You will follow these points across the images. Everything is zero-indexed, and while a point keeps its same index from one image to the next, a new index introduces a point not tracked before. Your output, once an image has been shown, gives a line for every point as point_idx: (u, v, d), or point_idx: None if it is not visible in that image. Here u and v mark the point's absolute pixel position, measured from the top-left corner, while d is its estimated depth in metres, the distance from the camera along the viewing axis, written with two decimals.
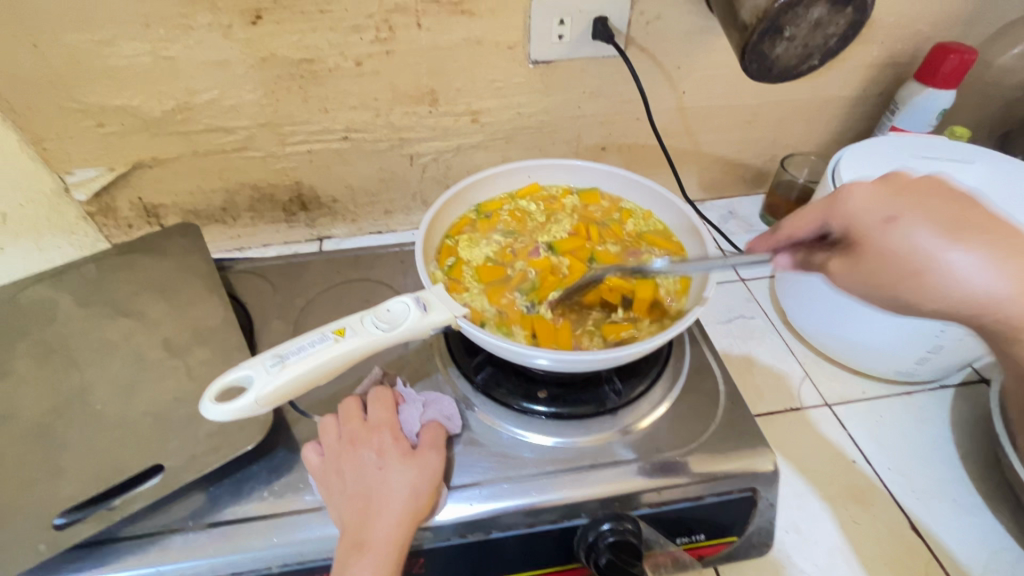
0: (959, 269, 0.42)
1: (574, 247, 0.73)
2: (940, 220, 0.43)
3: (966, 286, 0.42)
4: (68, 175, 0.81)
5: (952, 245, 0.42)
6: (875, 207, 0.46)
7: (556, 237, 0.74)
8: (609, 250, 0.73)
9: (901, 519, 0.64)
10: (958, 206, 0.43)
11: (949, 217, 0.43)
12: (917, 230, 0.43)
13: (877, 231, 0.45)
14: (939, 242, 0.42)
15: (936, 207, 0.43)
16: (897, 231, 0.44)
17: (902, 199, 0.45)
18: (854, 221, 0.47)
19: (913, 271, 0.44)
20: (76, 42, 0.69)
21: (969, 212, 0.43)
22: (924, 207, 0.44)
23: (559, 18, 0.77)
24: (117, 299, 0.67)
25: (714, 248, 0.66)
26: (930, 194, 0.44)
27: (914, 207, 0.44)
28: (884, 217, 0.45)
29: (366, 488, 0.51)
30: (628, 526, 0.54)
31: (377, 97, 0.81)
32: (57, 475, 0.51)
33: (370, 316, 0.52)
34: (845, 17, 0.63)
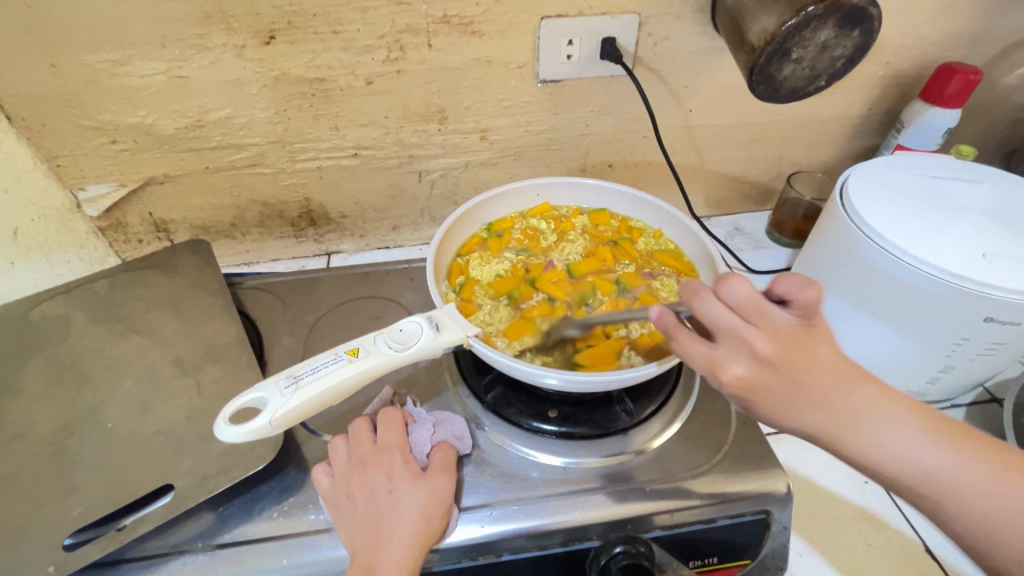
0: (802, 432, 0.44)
1: (590, 268, 0.73)
2: (786, 399, 0.43)
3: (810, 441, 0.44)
4: (81, 191, 0.81)
5: (803, 419, 0.43)
6: (736, 379, 0.44)
7: (571, 257, 0.74)
8: (626, 271, 0.73)
9: (915, 541, 0.63)
10: (811, 375, 0.42)
11: (795, 392, 0.42)
12: (766, 407, 0.44)
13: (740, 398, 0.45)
14: (705, 379, 0.45)
15: (695, 341, 0.45)
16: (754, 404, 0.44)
17: (767, 380, 0.43)
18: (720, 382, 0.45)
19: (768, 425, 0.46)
20: (92, 62, 0.70)
21: (816, 385, 0.42)
22: (689, 338, 0.45)
23: (568, 39, 0.78)
24: (129, 316, 0.67)
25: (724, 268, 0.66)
26: (795, 369, 0.42)
27: (770, 383, 0.43)
28: (742, 392, 0.44)
29: (376, 512, 0.50)
30: (642, 549, 0.53)
31: (387, 114, 0.82)
32: (69, 495, 0.51)
33: (383, 336, 0.52)
34: (852, 40, 0.64)
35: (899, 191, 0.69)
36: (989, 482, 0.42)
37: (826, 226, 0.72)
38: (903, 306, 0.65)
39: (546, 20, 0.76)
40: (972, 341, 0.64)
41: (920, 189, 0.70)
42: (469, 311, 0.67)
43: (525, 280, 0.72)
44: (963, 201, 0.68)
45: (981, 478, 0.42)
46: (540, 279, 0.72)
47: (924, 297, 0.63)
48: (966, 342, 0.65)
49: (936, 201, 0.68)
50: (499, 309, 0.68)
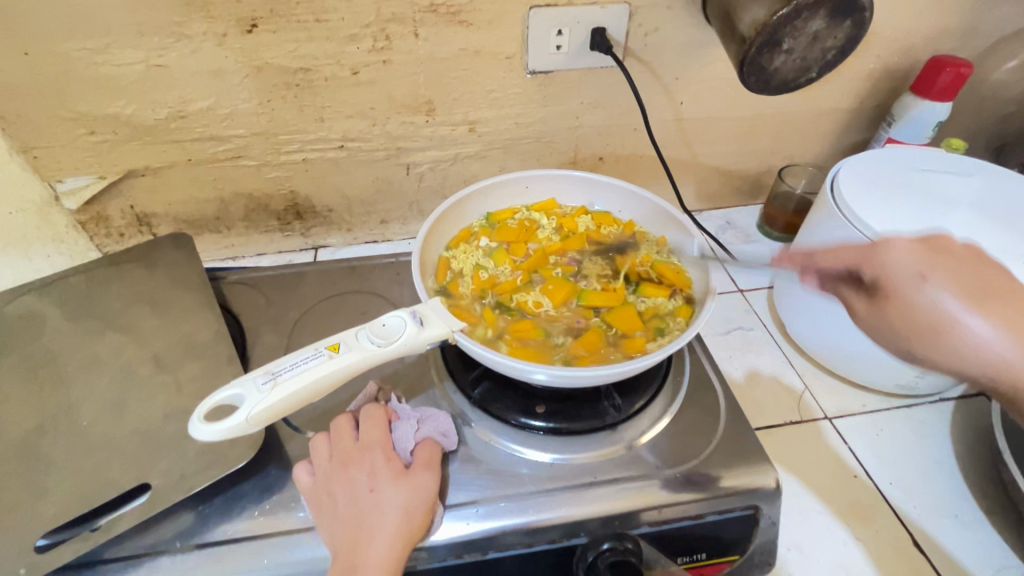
0: (977, 333, 0.45)
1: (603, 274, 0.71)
2: (972, 288, 0.45)
3: (982, 353, 0.46)
4: (59, 184, 0.79)
5: (976, 315, 0.45)
6: (917, 262, 0.47)
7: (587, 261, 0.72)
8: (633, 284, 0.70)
9: (903, 535, 0.63)
10: (984, 272, 0.46)
11: (979, 286, 0.45)
12: (948, 297, 0.45)
13: (909, 286, 0.47)
14: (958, 311, 0.45)
15: (966, 276, 0.46)
16: (925, 289, 0.46)
17: (937, 262, 0.47)
18: (888, 276, 0.48)
19: (937, 327, 0.47)
20: (67, 50, 0.68)
21: (1001, 285, 0.46)
22: (939, 264, 0.47)
23: (557, 29, 0.77)
24: (107, 312, 0.66)
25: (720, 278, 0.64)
26: (968, 265, 0.46)
27: (951, 271, 0.46)
28: (919, 272, 0.47)
29: (358, 511, 0.49)
30: (629, 546, 0.52)
31: (373, 106, 0.80)
32: (42, 496, 0.50)
33: (365, 331, 0.51)
34: (844, 30, 0.64)
35: (889, 185, 0.69)
36: None
37: (817, 220, 0.72)
38: None
39: (535, 10, 0.75)
40: None
41: (911, 182, 0.69)
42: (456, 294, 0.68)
43: (530, 273, 0.71)
44: (954, 194, 0.68)
45: None
46: (548, 275, 0.71)
47: None
48: None
49: (926, 194, 0.68)
50: (487, 297, 0.68)
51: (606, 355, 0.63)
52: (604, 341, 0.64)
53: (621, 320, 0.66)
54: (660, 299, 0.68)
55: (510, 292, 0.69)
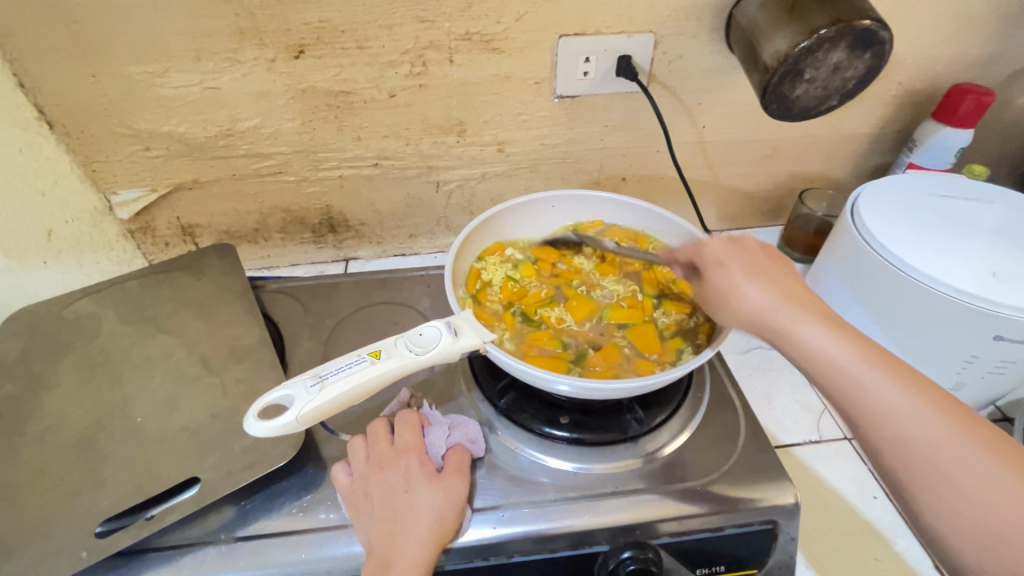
0: (753, 298, 0.55)
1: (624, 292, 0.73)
2: (748, 267, 0.57)
3: (756, 312, 0.55)
4: (114, 196, 0.85)
5: (750, 283, 0.56)
6: (721, 251, 0.60)
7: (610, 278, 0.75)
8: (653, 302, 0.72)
9: (925, 559, 0.63)
10: (768, 264, 0.58)
11: (754, 266, 0.58)
12: (732, 270, 0.58)
13: (711, 266, 0.59)
14: (740, 280, 0.57)
15: (751, 262, 0.58)
16: (720, 269, 0.59)
17: (737, 252, 0.59)
18: (704, 260, 0.61)
19: (725, 295, 0.57)
20: (131, 74, 0.74)
21: (770, 266, 0.58)
22: (745, 259, 0.59)
23: (585, 56, 0.81)
24: (159, 316, 0.70)
25: None
26: (756, 255, 0.59)
27: (740, 259, 0.59)
28: (718, 258, 0.59)
29: (393, 510, 0.52)
30: (650, 555, 0.54)
31: (407, 127, 0.85)
32: (100, 485, 0.53)
33: (404, 340, 0.54)
34: (864, 61, 0.66)
35: (910, 209, 0.70)
36: (942, 431, 0.45)
37: (837, 242, 0.73)
38: (904, 316, 0.67)
39: (564, 38, 0.79)
40: (982, 359, 0.65)
41: (932, 207, 0.71)
42: (485, 304, 0.71)
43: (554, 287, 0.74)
44: (976, 219, 0.69)
45: (938, 422, 0.45)
46: (571, 290, 0.74)
47: (925, 306, 0.64)
48: (975, 360, 0.65)
49: (948, 219, 0.69)
50: (513, 308, 0.71)
51: (629, 368, 0.65)
52: (626, 356, 0.67)
53: (642, 336, 0.68)
54: (682, 316, 0.71)
55: (535, 305, 0.71)
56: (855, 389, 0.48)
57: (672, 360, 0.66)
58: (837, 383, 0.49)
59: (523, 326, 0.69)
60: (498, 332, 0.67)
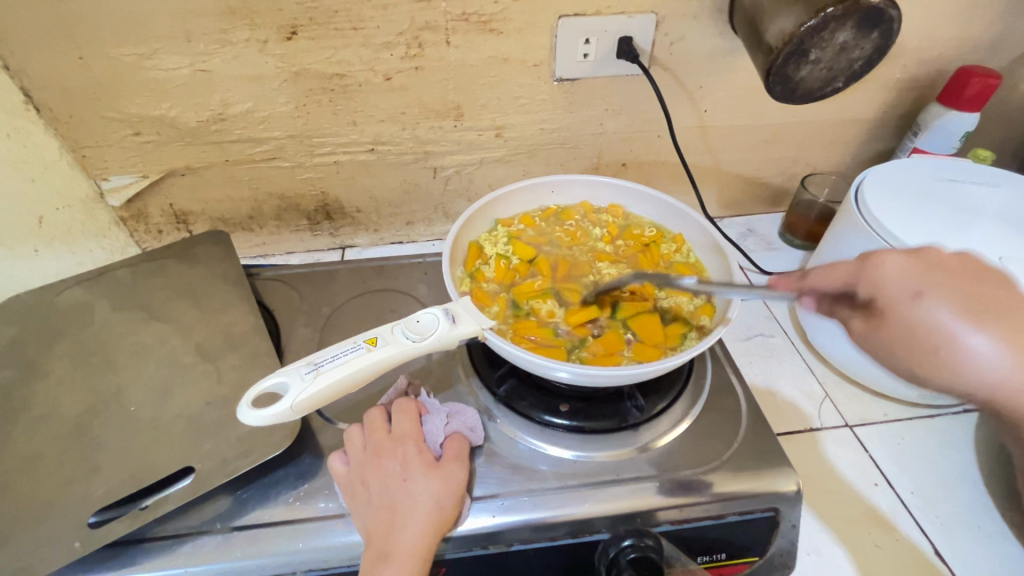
0: (978, 355, 0.41)
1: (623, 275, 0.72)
2: (964, 303, 0.42)
3: (985, 372, 0.41)
4: (104, 181, 0.83)
5: (979, 333, 0.41)
6: (913, 280, 0.43)
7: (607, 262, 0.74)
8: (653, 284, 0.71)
9: (925, 545, 0.63)
10: (977, 284, 0.43)
11: (975, 302, 0.42)
12: (945, 312, 0.42)
13: (904, 305, 0.43)
14: (957, 328, 0.41)
15: (960, 291, 0.42)
16: (922, 308, 0.42)
17: (930, 274, 0.43)
18: (883, 294, 0.44)
19: (929, 350, 0.43)
20: (119, 55, 0.72)
21: (990, 296, 0.42)
22: (948, 291, 0.42)
23: (585, 38, 0.79)
24: (151, 303, 0.69)
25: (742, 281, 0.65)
26: (962, 277, 0.43)
27: (946, 286, 0.43)
28: (913, 293, 0.43)
29: (390, 499, 0.51)
30: (649, 543, 0.53)
31: (403, 111, 0.83)
32: (93, 474, 0.53)
33: (400, 327, 0.53)
34: (870, 41, 0.64)
35: (914, 194, 0.69)
36: None
37: (840, 227, 0.72)
38: None
39: (563, 19, 0.77)
40: None
41: (936, 192, 0.70)
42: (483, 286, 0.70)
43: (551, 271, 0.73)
44: (981, 204, 0.68)
45: None
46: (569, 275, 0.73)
47: None
48: None
49: (953, 204, 0.68)
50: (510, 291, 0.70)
51: (629, 354, 0.64)
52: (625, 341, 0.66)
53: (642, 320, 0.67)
54: (681, 299, 0.69)
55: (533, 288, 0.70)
56: None
57: (670, 344, 0.65)
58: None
59: (521, 309, 0.68)
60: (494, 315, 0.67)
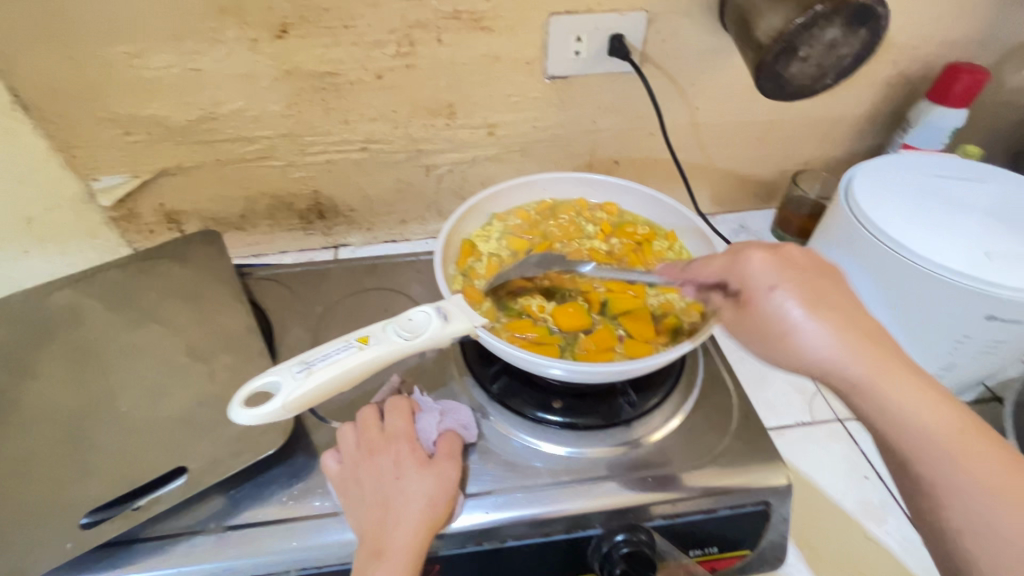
0: (812, 338, 0.47)
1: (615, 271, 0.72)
2: (806, 295, 0.49)
3: (817, 354, 0.47)
4: (94, 182, 0.82)
5: (813, 318, 0.48)
6: (769, 273, 0.50)
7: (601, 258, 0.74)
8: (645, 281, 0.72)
9: (914, 537, 0.64)
10: (823, 283, 0.50)
11: (816, 296, 0.49)
12: (788, 300, 0.49)
13: (761, 294, 0.50)
14: (800, 315, 0.48)
15: (806, 286, 0.49)
16: (772, 297, 0.49)
17: (783, 271, 0.50)
18: (745, 284, 0.51)
19: (779, 332, 0.49)
20: (107, 54, 0.71)
21: (832, 293, 0.49)
22: (796, 284, 0.49)
23: (576, 35, 0.79)
24: (143, 304, 0.68)
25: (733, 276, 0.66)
26: (810, 273, 0.50)
27: (794, 281, 0.50)
28: (766, 282, 0.50)
29: (383, 497, 0.51)
30: (643, 538, 0.55)
31: (395, 109, 0.83)
32: (85, 475, 0.52)
33: (392, 325, 0.53)
34: (860, 38, 0.65)
35: (903, 190, 0.70)
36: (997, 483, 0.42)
37: (830, 223, 0.73)
38: (896, 296, 0.67)
39: (555, 17, 0.77)
40: (972, 338, 0.65)
41: (925, 187, 0.70)
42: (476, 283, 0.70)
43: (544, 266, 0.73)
44: (969, 199, 0.69)
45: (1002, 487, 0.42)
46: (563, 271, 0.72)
47: (917, 286, 0.64)
48: (967, 340, 0.65)
49: (941, 199, 0.68)
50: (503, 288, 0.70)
51: (621, 350, 0.65)
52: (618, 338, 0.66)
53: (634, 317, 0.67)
54: (673, 296, 0.70)
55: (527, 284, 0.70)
56: (922, 441, 0.44)
57: (662, 340, 0.66)
58: (919, 442, 0.45)
59: (514, 306, 0.69)
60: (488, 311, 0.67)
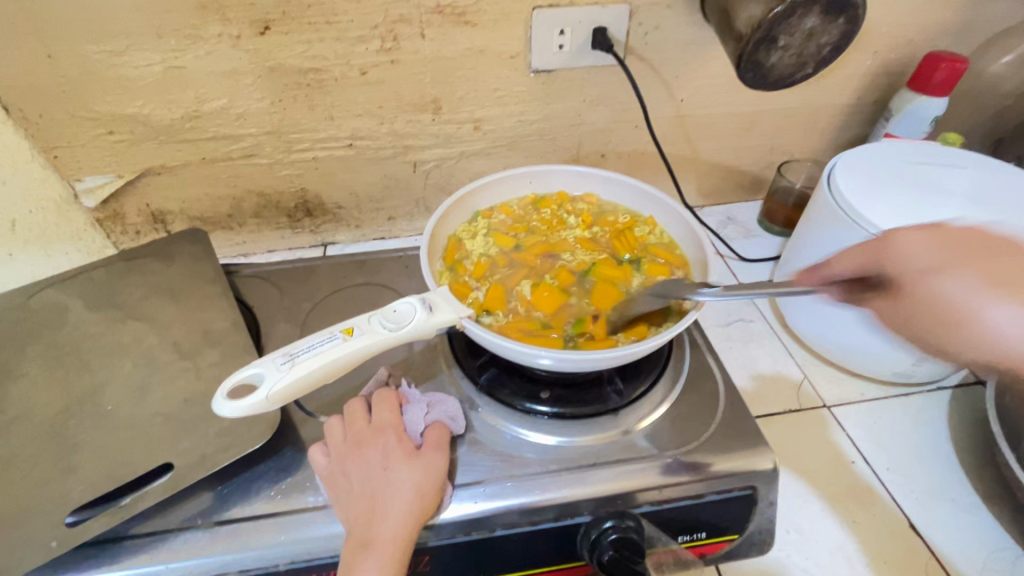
0: (1003, 325, 0.43)
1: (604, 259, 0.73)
2: (984, 275, 0.44)
3: (1010, 344, 0.42)
4: (78, 182, 0.82)
5: (999, 303, 0.43)
6: (929, 253, 0.48)
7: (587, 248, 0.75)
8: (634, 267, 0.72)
9: (901, 519, 0.65)
10: (1004, 260, 0.45)
11: (993, 273, 0.44)
12: (952, 280, 0.45)
13: (920, 276, 0.47)
14: (971, 297, 0.44)
15: (979, 265, 0.45)
16: (936, 279, 0.46)
17: (947, 251, 0.47)
18: (897, 269, 0.49)
19: (951, 318, 0.45)
20: (88, 53, 0.71)
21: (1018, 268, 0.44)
22: (959, 266, 0.46)
23: (560, 29, 0.79)
24: (128, 303, 0.68)
25: (714, 256, 0.67)
26: (974, 253, 0.46)
27: (956, 261, 0.46)
28: (930, 265, 0.47)
29: (372, 488, 0.52)
30: (631, 524, 0.55)
31: (381, 105, 0.83)
32: (69, 474, 0.52)
33: (377, 316, 0.53)
34: (838, 26, 0.65)
35: (884, 178, 0.71)
36: None
37: (814, 212, 0.73)
38: None
39: (538, 10, 0.77)
40: None
41: (905, 175, 0.71)
42: (466, 279, 0.70)
43: (532, 258, 0.73)
44: (949, 186, 0.69)
45: None
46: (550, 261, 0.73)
47: None
48: None
49: (922, 187, 0.69)
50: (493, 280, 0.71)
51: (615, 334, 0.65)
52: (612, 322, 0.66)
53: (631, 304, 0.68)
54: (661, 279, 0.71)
55: (522, 276, 0.71)
56: None
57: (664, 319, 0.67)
58: None
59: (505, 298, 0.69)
60: (478, 305, 0.67)
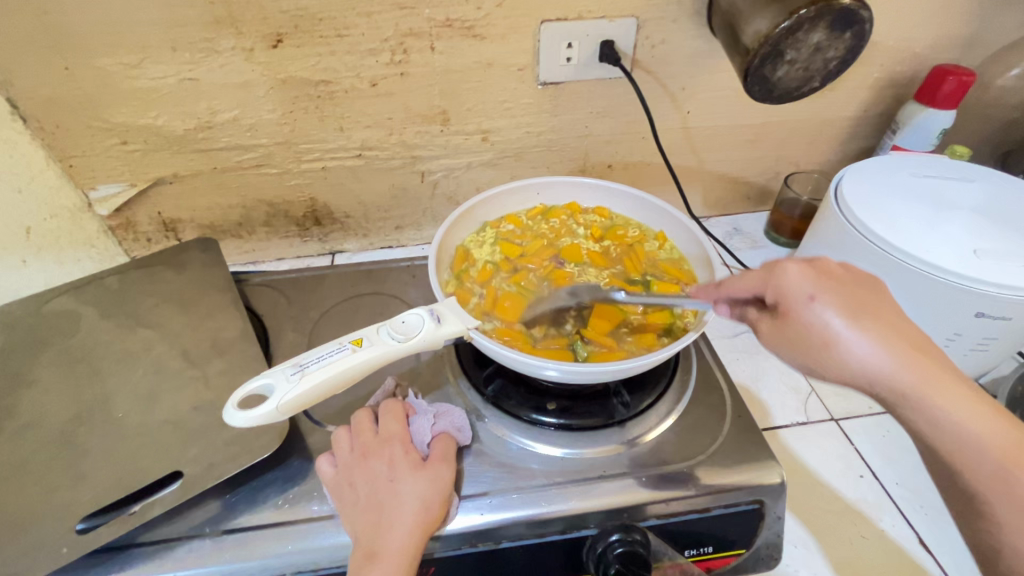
0: (860, 354, 0.45)
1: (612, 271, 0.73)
2: (846, 304, 0.46)
3: (866, 371, 0.45)
4: (92, 191, 0.83)
5: (858, 334, 0.45)
6: (806, 285, 0.48)
7: (596, 260, 0.75)
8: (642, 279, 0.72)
9: (911, 535, 0.64)
10: (866, 294, 0.47)
11: (855, 303, 0.46)
12: (829, 312, 0.46)
13: (803, 306, 0.47)
14: (844, 330, 0.46)
15: (846, 296, 0.47)
16: (813, 310, 0.47)
17: (824, 281, 0.48)
18: (784, 295, 0.48)
19: (823, 344, 0.47)
20: (105, 65, 0.72)
21: (873, 302, 0.47)
22: (836, 296, 0.47)
23: (567, 42, 0.80)
24: (139, 311, 0.69)
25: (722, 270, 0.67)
26: (851, 284, 0.48)
27: (832, 291, 0.47)
28: (807, 294, 0.47)
29: (378, 500, 0.52)
30: (637, 537, 0.54)
31: (390, 117, 0.84)
32: (80, 481, 0.53)
33: (386, 328, 0.54)
34: (845, 41, 0.66)
35: (890, 191, 0.71)
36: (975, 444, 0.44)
37: (821, 225, 0.73)
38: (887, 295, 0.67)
39: (546, 24, 0.78)
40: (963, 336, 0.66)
41: (912, 189, 0.71)
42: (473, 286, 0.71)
43: (540, 267, 0.74)
44: (956, 200, 0.69)
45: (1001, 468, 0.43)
46: (558, 271, 0.73)
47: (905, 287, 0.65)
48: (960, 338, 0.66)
49: (930, 201, 0.69)
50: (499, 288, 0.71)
51: (621, 347, 0.65)
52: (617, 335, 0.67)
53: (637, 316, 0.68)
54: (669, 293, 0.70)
55: (531, 278, 0.72)
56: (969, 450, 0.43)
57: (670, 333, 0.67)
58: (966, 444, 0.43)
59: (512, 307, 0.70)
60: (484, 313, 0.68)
